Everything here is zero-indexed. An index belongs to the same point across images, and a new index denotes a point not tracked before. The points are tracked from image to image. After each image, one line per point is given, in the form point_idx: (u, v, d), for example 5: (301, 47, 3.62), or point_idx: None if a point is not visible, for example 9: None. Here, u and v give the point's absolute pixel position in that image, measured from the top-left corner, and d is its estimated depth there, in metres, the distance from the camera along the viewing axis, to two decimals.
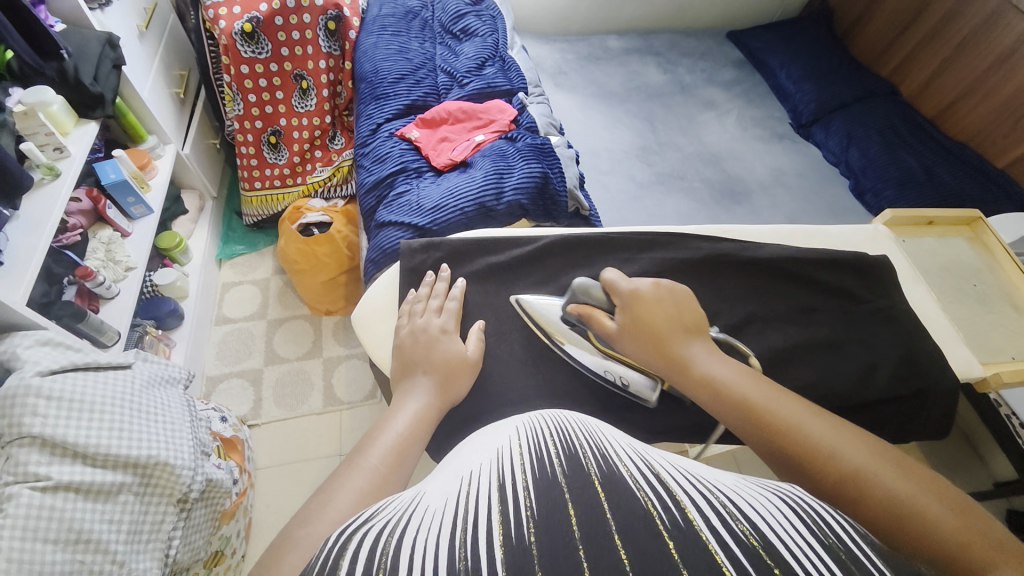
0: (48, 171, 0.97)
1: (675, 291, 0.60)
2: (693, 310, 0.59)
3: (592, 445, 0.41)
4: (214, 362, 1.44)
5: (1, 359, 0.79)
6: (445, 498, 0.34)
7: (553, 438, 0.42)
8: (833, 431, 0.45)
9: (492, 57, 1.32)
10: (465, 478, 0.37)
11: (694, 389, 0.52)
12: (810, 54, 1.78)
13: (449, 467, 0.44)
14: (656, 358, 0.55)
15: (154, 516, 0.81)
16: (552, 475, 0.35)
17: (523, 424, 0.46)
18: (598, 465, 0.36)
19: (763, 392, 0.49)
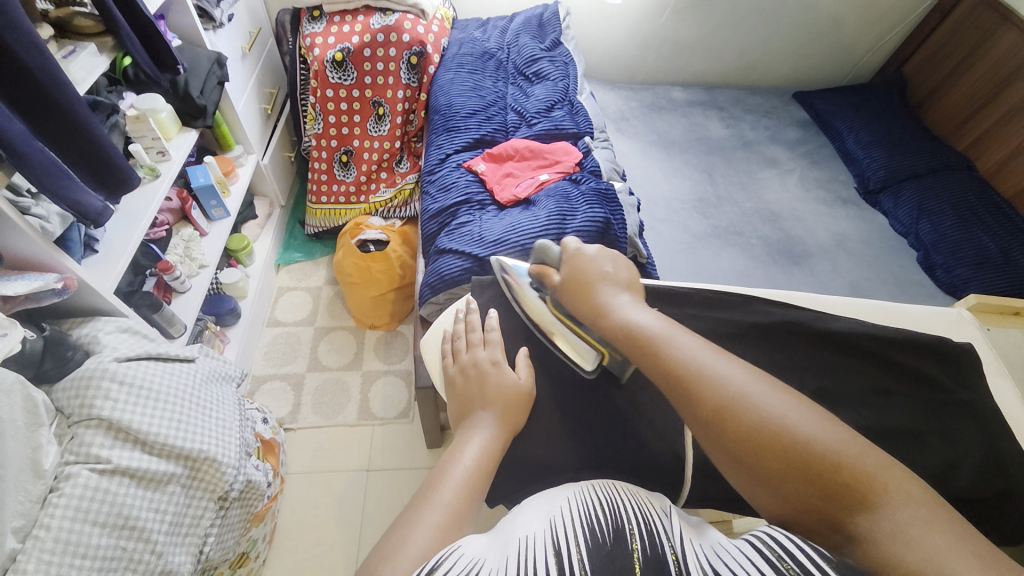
0: (149, 172, 1.05)
1: (613, 257, 0.67)
2: (624, 269, 0.65)
3: (640, 522, 0.43)
4: (261, 363, 1.49)
5: (83, 342, 0.85)
6: (502, 562, 0.37)
7: (601, 509, 0.44)
8: (721, 362, 0.49)
9: (561, 100, 1.36)
10: (519, 543, 0.39)
11: (610, 332, 0.58)
12: (880, 120, 1.75)
13: (512, 519, 0.47)
14: (583, 304, 0.63)
15: (195, 510, 0.84)
16: (598, 554, 0.38)
17: (574, 489, 0.49)
18: (643, 548, 0.39)
19: (666, 328, 0.54)
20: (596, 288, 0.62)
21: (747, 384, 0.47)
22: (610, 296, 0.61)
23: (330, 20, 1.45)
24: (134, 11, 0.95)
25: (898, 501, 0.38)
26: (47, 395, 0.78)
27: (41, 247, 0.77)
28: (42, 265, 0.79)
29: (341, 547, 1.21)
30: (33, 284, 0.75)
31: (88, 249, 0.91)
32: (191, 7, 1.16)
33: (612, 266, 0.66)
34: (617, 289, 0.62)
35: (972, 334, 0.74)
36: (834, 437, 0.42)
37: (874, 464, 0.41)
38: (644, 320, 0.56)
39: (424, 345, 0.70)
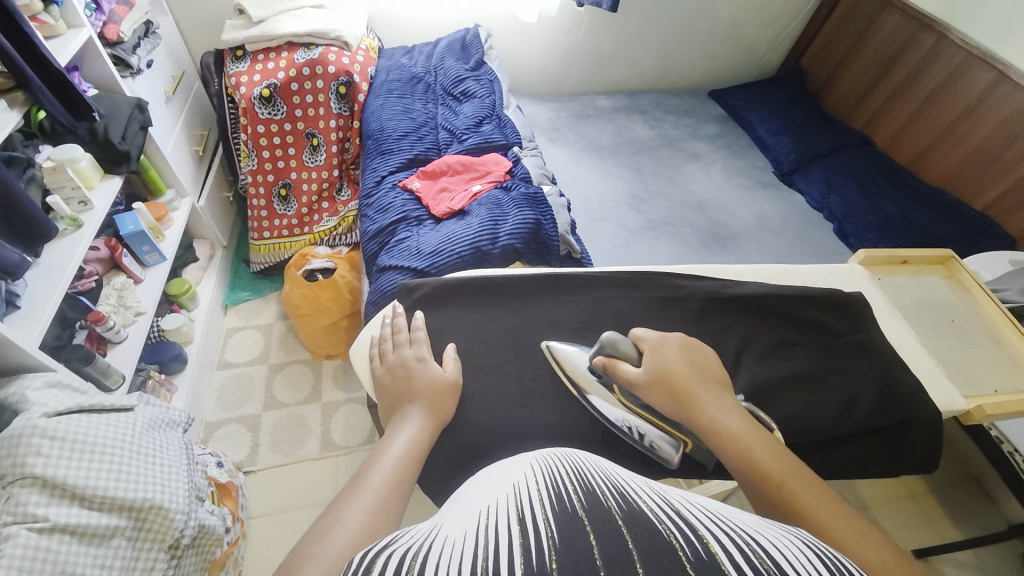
0: (71, 223, 1.03)
1: (697, 347, 0.60)
2: (715, 363, 0.60)
3: (610, 484, 0.41)
4: (214, 408, 1.44)
5: (11, 401, 0.82)
6: (463, 529, 0.35)
7: (568, 477, 0.42)
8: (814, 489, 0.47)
9: (489, 116, 1.43)
10: (482, 513, 0.37)
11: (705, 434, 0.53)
12: (786, 109, 1.91)
13: (471, 495, 0.45)
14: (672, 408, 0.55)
15: (144, 562, 0.80)
16: (573, 510, 0.35)
17: (537, 460, 0.48)
18: (619, 504, 0.37)
19: (763, 442, 0.51)
20: (699, 390, 0.55)
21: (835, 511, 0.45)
22: (715, 398, 0.54)
23: (254, 59, 1.46)
24: (44, 64, 0.94)
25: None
26: None
27: None
28: None
29: None
30: None
31: (9, 305, 0.88)
32: (105, 55, 1.16)
33: (704, 359, 0.59)
34: (718, 391, 0.56)
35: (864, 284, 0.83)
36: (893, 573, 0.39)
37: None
38: (759, 442, 0.50)
39: (355, 353, 0.72)
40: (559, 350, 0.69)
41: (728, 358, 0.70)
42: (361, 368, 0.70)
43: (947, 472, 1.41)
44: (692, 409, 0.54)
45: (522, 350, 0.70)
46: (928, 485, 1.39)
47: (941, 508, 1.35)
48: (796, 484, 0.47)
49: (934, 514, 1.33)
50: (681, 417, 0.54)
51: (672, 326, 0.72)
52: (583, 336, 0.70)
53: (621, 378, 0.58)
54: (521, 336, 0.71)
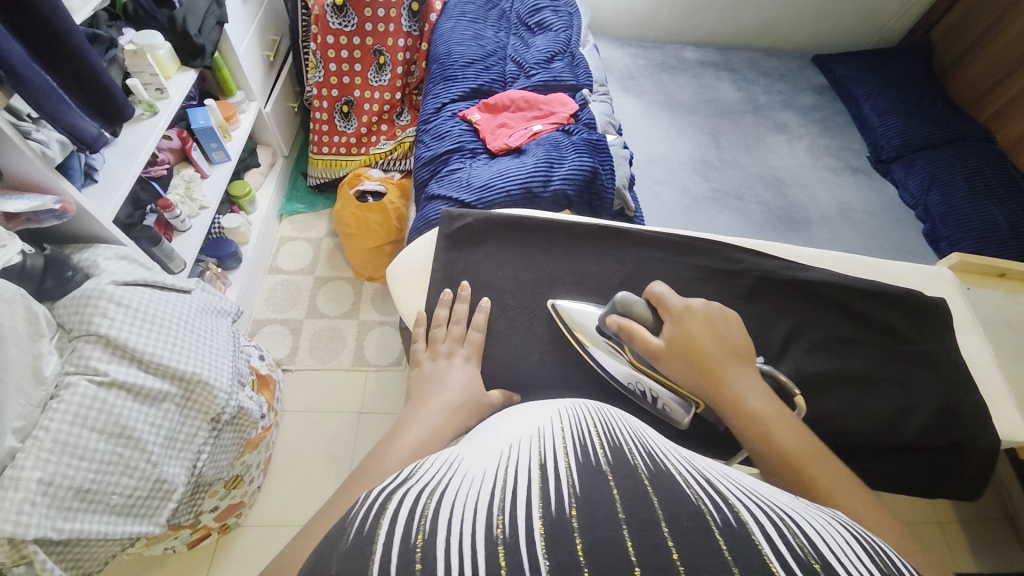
0: (148, 108, 1.08)
1: (723, 314, 0.56)
2: (740, 334, 0.55)
3: (637, 442, 0.40)
4: (262, 307, 1.54)
5: (83, 265, 0.90)
6: (484, 468, 0.36)
7: (596, 430, 0.41)
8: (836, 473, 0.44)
9: (562, 52, 1.34)
10: (502, 454, 0.38)
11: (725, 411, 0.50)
12: (900, 87, 1.67)
13: (496, 434, 0.45)
14: (692, 372, 0.52)
15: (189, 427, 0.89)
16: (597, 463, 0.34)
17: (565, 408, 0.47)
18: (646, 463, 0.35)
19: (784, 424, 0.47)
20: (722, 363, 0.51)
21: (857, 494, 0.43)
22: (740, 374, 0.51)
23: None
24: None
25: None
26: (47, 310, 0.83)
27: (41, 170, 0.81)
28: (40, 186, 0.83)
29: (332, 481, 1.28)
30: (32, 203, 0.80)
31: (88, 178, 0.95)
32: None
33: (729, 331, 0.55)
34: (742, 364, 0.52)
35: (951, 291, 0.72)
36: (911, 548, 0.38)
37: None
38: (782, 425, 0.47)
39: (392, 273, 0.74)
40: (593, 304, 0.67)
41: (772, 345, 0.64)
42: (397, 288, 0.73)
43: (986, 506, 1.32)
44: (713, 381, 0.51)
45: (555, 297, 0.67)
46: (960, 515, 1.31)
47: (968, 537, 1.28)
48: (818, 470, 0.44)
49: (958, 544, 1.27)
50: (701, 389, 0.51)
51: (718, 301, 0.67)
52: (619, 294, 0.67)
53: (629, 336, 0.56)
54: (556, 283, 0.68)
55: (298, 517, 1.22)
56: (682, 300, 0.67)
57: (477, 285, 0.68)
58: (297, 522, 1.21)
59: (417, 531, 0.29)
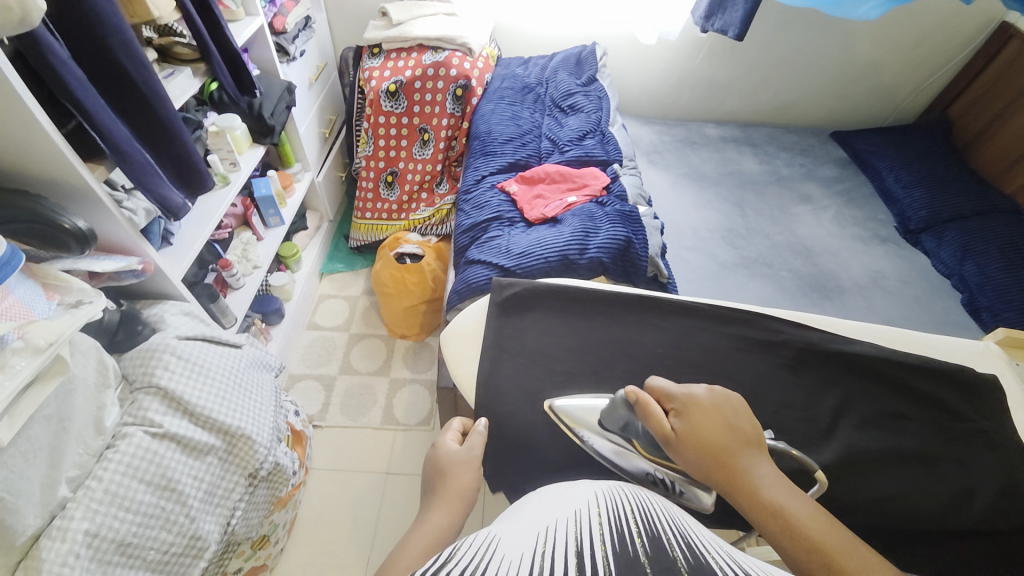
0: (221, 180, 1.21)
1: (727, 398, 0.55)
2: (750, 419, 0.54)
3: (676, 532, 0.42)
4: (298, 362, 1.59)
5: (152, 319, 0.97)
6: (522, 548, 0.37)
7: (633, 517, 0.43)
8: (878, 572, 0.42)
9: (593, 130, 1.45)
10: (539, 531, 0.40)
11: (746, 508, 0.48)
12: (922, 161, 1.72)
13: (524, 514, 0.47)
14: (705, 463, 0.50)
15: (227, 482, 0.90)
16: (635, 555, 0.36)
17: (603, 491, 0.49)
18: (686, 556, 0.37)
19: (825, 526, 0.45)
20: (732, 453, 0.51)
21: None
22: (753, 464, 0.50)
23: (387, 56, 1.60)
24: (223, 42, 1.10)
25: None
26: (116, 361, 0.89)
27: (127, 233, 0.89)
28: (124, 248, 0.92)
29: (355, 546, 1.24)
30: (117, 264, 0.88)
31: (165, 242, 1.05)
32: (269, 41, 1.32)
33: (736, 416, 0.54)
34: (755, 455, 0.51)
35: (1006, 367, 0.70)
36: None
37: None
38: (812, 521, 0.46)
39: (446, 337, 0.77)
40: (636, 371, 0.68)
41: (821, 420, 0.63)
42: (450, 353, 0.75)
43: None
44: (727, 475, 0.49)
45: (597, 364, 0.69)
46: None
47: None
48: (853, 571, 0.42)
49: None
50: (717, 483, 0.50)
51: (759, 373, 0.66)
52: (662, 362, 0.68)
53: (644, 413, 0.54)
54: (599, 350, 0.70)
55: None
56: (724, 369, 0.67)
57: (522, 351, 0.71)
58: None
59: None
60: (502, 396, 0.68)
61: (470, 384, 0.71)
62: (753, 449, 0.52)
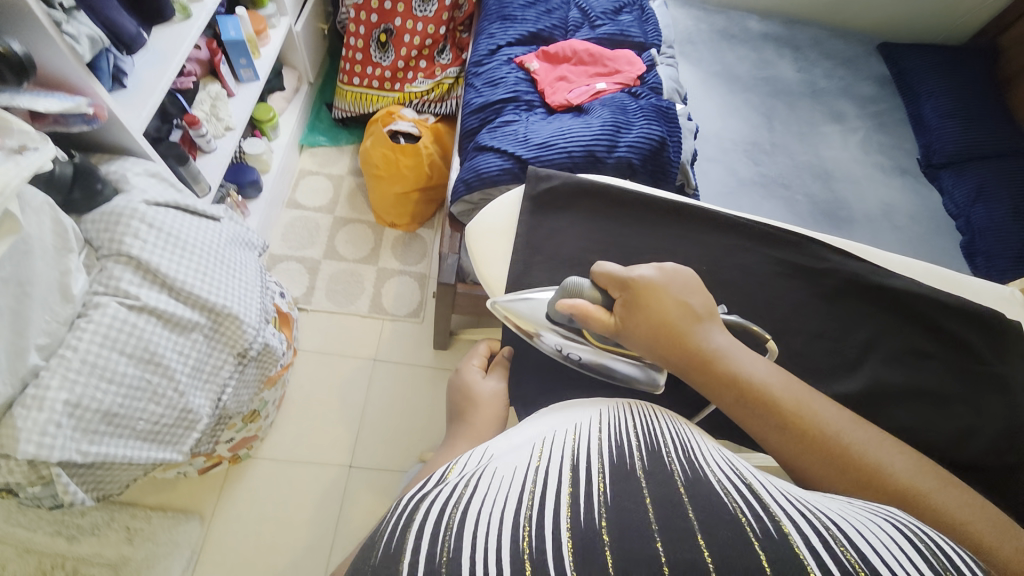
0: (181, 11, 0.97)
1: (678, 277, 0.57)
2: (697, 295, 0.56)
3: (677, 448, 0.44)
4: (279, 242, 1.49)
5: (112, 179, 0.85)
6: (515, 465, 0.41)
7: (633, 433, 0.46)
8: (824, 410, 0.50)
9: (631, 4, 1.24)
10: (534, 449, 0.44)
11: (703, 380, 0.53)
12: (964, 90, 1.60)
13: (532, 427, 0.50)
14: (664, 344, 0.53)
15: (215, 359, 0.86)
16: (633, 469, 0.39)
17: (607, 410, 0.51)
18: (684, 472, 0.39)
19: (784, 383, 0.51)
20: (691, 331, 0.53)
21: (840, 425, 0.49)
22: (710, 338, 0.53)
23: None
24: None
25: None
26: (75, 224, 0.77)
27: (76, 69, 0.73)
28: (71, 85, 0.75)
29: (343, 425, 1.28)
30: (63, 104, 0.72)
31: (116, 83, 0.87)
32: None
33: (687, 293, 0.56)
34: (713, 329, 0.54)
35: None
36: (892, 458, 0.46)
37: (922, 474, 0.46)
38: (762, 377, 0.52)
39: (471, 232, 0.71)
40: None
41: (848, 352, 0.64)
42: (478, 247, 0.70)
43: None
44: (686, 351, 0.53)
45: None
46: None
47: None
48: (799, 414, 0.49)
49: None
50: (676, 361, 0.53)
51: (796, 300, 0.65)
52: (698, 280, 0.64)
53: (582, 318, 0.55)
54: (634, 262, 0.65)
55: (310, 453, 1.24)
56: (761, 293, 0.65)
57: (553, 255, 0.67)
58: (309, 458, 1.23)
59: (443, 543, 0.32)
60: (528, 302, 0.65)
61: (499, 286, 0.66)
62: (705, 322, 0.55)
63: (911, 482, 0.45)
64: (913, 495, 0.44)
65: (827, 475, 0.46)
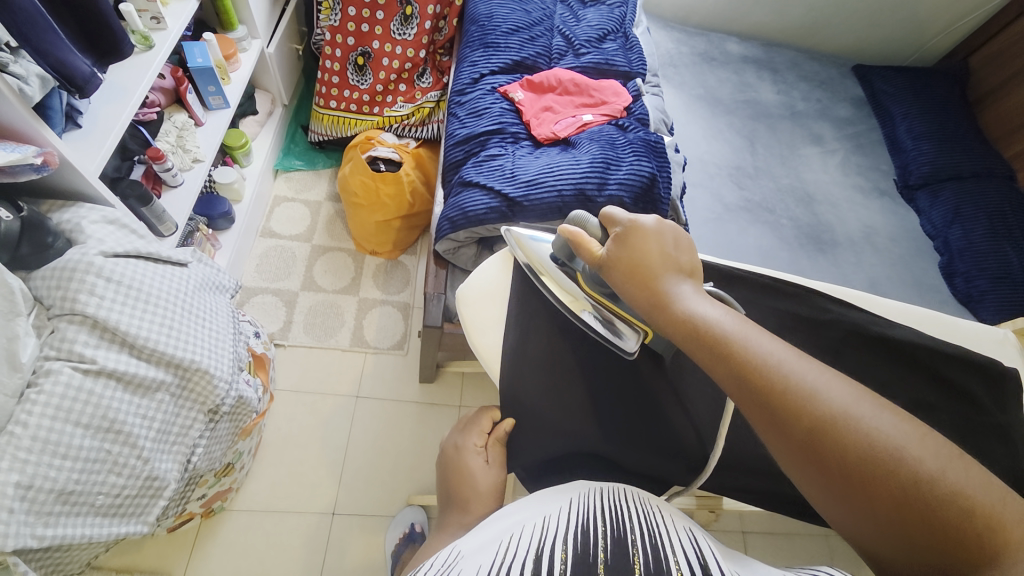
0: (142, 40, 0.91)
1: (670, 229, 0.57)
2: (683, 248, 0.57)
3: (645, 537, 0.42)
4: (253, 275, 1.42)
5: (65, 228, 0.78)
6: (479, 564, 0.37)
7: (600, 522, 0.44)
8: (774, 351, 0.46)
9: (615, 31, 1.23)
10: (501, 543, 0.40)
11: (655, 315, 0.53)
12: (936, 111, 1.63)
13: (495, 523, 0.47)
14: (625, 280, 0.55)
15: (183, 419, 0.79)
16: (593, 560, 0.37)
17: (577, 498, 0.50)
18: (647, 563, 0.37)
19: (738, 326, 0.49)
20: (652, 271, 0.54)
21: (791, 363, 0.45)
22: (672, 279, 0.53)
23: None
24: None
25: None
26: (22, 281, 0.71)
27: (21, 113, 0.67)
28: (18, 133, 0.69)
29: (323, 468, 1.22)
30: (8, 155, 0.65)
31: (70, 122, 0.80)
32: None
33: (670, 243, 0.56)
34: (678, 275, 0.54)
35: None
36: (842, 400, 0.42)
37: (872, 421, 0.41)
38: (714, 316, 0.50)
39: (462, 296, 0.69)
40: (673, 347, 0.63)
41: None
42: (468, 315, 0.68)
43: None
44: (642, 289, 0.54)
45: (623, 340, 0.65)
46: None
47: None
48: (738, 350, 0.47)
49: None
50: (635, 298, 0.54)
51: None
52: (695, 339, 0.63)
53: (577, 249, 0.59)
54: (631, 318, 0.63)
55: (289, 503, 1.17)
56: None
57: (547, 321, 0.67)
58: (287, 508, 1.16)
59: None
60: (524, 374, 0.64)
61: (493, 357, 0.65)
62: (677, 270, 0.55)
63: (849, 414, 0.41)
64: (843, 421, 0.41)
65: (759, 403, 0.44)
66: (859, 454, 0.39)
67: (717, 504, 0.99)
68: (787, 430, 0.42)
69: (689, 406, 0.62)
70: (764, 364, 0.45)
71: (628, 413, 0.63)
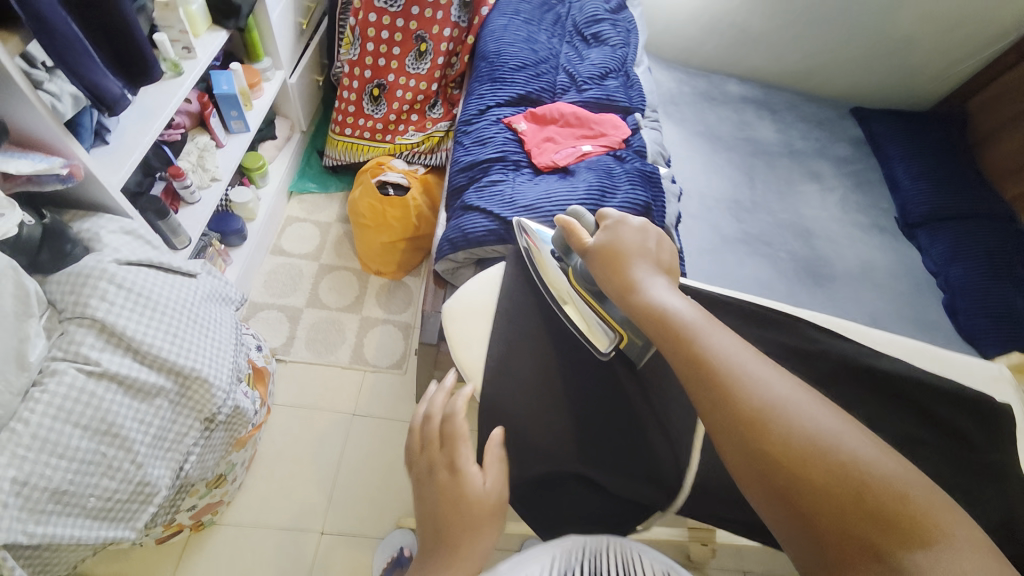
0: (172, 68, 0.98)
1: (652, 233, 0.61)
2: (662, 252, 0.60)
3: None
4: (261, 290, 1.46)
5: (84, 237, 0.83)
6: None
7: None
8: (729, 344, 0.48)
9: (617, 70, 1.29)
10: None
11: (626, 304, 0.55)
12: (934, 153, 1.66)
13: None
14: (603, 271, 0.58)
15: (179, 426, 0.81)
16: None
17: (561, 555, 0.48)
18: None
19: (700, 319, 0.50)
20: (628, 264, 0.57)
21: (744, 358, 0.47)
22: (646, 274, 0.56)
23: None
24: None
25: (973, 547, 0.34)
26: (39, 284, 0.75)
27: (51, 126, 0.72)
28: (49, 146, 0.74)
29: (314, 485, 1.21)
30: (36, 165, 0.71)
31: (98, 138, 0.86)
32: None
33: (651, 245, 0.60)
34: (653, 272, 0.57)
35: (1017, 396, 0.68)
36: (786, 395, 0.44)
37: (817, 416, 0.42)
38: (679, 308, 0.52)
39: (448, 313, 0.72)
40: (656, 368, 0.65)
41: None
42: (453, 330, 0.70)
43: None
44: (617, 279, 0.56)
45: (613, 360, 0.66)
46: None
47: None
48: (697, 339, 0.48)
49: None
50: (610, 285, 0.57)
51: None
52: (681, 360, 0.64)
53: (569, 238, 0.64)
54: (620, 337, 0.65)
55: (278, 518, 1.16)
56: None
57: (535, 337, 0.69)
58: (274, 524, 1.15)
59: None
60: (507, 390, 0.65)
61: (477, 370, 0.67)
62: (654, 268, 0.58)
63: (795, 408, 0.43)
64: (784, 409, 0.42)
65: (708, 385, 0.45)
66: (798, 439, 0.40)
67: (710, 536, 0.97)
68: (734, 411, 0.43)
69: (677, 427, 0.62)
70: (718, 356, 0.47)
71: (608, 433, 0.63)
